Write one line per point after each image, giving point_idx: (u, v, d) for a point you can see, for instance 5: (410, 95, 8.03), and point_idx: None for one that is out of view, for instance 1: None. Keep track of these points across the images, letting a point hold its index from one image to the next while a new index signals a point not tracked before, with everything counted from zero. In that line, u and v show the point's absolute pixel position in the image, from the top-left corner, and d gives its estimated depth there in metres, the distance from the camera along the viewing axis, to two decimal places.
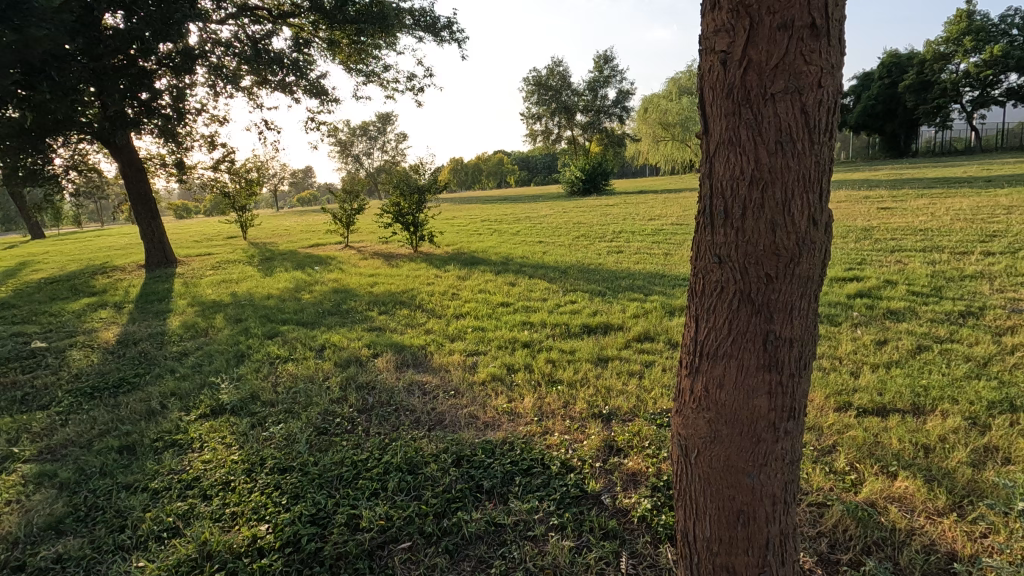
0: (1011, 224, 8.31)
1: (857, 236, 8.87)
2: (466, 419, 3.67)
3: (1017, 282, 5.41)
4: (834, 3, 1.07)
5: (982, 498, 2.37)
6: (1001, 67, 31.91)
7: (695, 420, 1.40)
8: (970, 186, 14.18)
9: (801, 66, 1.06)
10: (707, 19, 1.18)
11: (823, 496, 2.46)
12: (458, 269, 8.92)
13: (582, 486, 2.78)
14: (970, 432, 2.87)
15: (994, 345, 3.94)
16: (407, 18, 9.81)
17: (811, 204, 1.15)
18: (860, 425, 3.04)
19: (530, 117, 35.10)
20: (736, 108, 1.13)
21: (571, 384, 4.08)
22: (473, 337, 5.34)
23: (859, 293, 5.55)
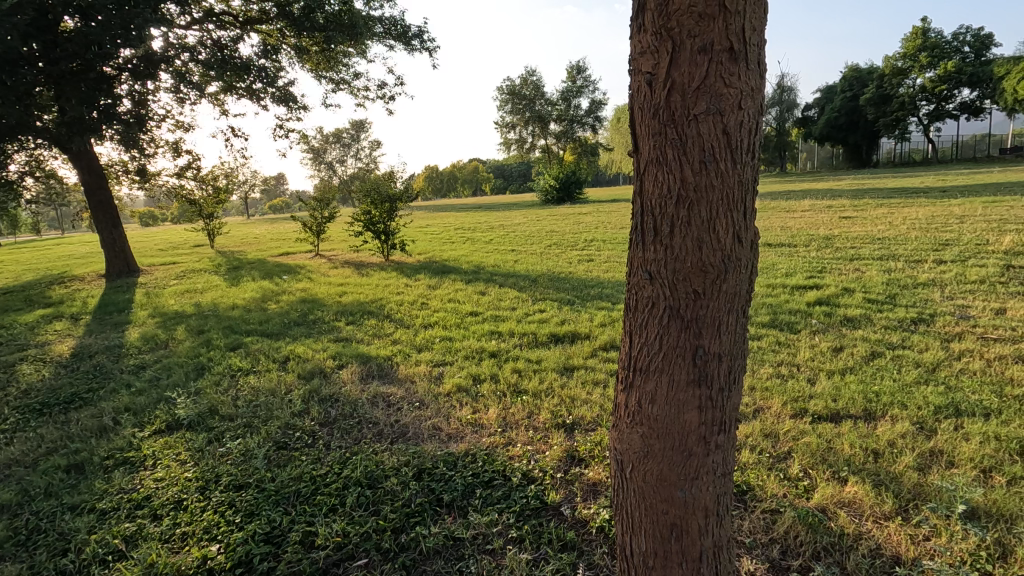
0: (962, 233, 8.68)
1: (818, 244, 9.13)
2: (430, 431, 3.64)
3: (966, 290, 5.63)
4: (752, 28, 1.11)
5: (926, 501, 2.44)
6: (954, 83, 33.61)
7: (629, 435, 1.42)
8: (925, 196, 14.75)
9: (722, 88, 1.10)
10: (635, 40, 1.21)
11: (776, 502, 2.50)
12: (429, 278, 8.86)
13: (542, 498, 2.77)
14: (917, 436, 2.96)
15: (942, 351, 4.09)
16: (378, 27, 9.77)
17: (735, 222, 1.18)
18: (814, 431, 3.11)
19: (504, 125, 35.29)
20: (663, 128, 1.15)
21: (536, 394, 4.08)
22: (440, 347, 5.30)
23: (818, 300, 5.70)
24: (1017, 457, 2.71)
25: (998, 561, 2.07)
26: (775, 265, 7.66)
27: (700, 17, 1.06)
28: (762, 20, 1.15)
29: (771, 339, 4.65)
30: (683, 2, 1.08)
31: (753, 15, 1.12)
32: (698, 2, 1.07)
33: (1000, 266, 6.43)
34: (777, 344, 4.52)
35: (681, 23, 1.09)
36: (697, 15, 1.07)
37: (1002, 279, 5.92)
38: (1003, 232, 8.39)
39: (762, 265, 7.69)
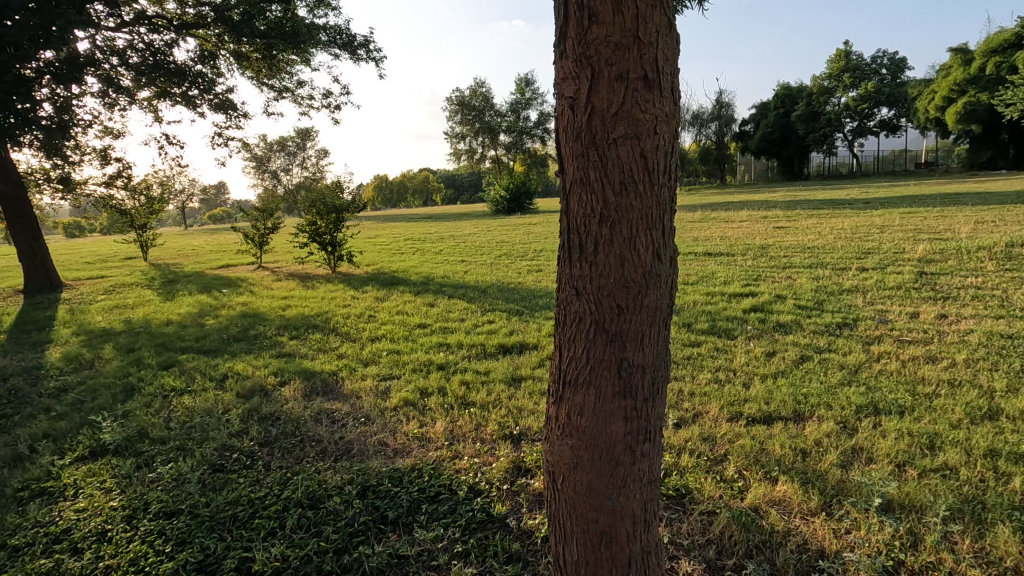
0: (882, 242, 9.34)
1: (754, 253, 9.58)
2: (375, 447, 3.57)
3: (884, 295, 6.04)
4: (665, 58, 1.18)
5: (848, 496, 2.60)
6: (874, 102, 36.37)
7: (560, 447, 1.46)
8: (851, 207, 15.75)
9: (638, 114, 1.16)
10: (557, 66, 1.26)
11: (713, 504, 2.60)
12: (377, 290, 8.73)
13: (488, 511, 2.77)
14: (841, 435, 3.15)
15: (863, 353, 4.38)
16: (322, 35, 9.61)
17: (655, 240, 1.24)
18: (748, 433, 3.25)
19: (454, 136, 35.28)
20: (584, 150, 1.21)
21: (484, 406, 4.08)
22: (387, 360, 5.22)
23: (753, 308, 5.98)
24: (927, 451, 2.92)
25: (910, 549, 2.22)
26: (714, 274, 7.99)
27: (616, 47, 1.12)
28: (674, 49, 1.23)
29: (710, 346, 4.83)
30: (600, 31, 1.14)
31: (665, 45, 1.19)
32: (614, 33, 1.13)
33: (914, 273, 6.94)
34: (716, 350, 4.71)
35: (599, 51, 1.15)
36: (613, 45, 1.13)
37: (916, 284, 6.40)
38: (917, 241, 9.08)
39: (702, 274, 7.99)
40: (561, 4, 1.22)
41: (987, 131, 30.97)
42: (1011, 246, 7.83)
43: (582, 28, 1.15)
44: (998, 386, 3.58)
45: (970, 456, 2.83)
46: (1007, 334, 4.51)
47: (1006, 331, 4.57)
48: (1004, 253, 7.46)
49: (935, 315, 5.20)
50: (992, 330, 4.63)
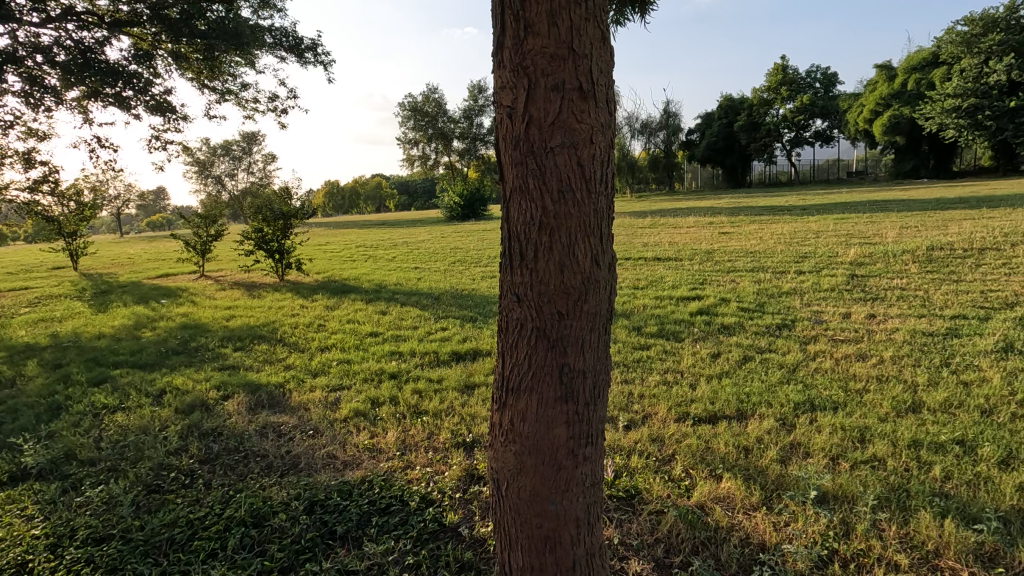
0: (818, 246, 9.85)
1: (701, 258, 9.92)
2: (324, 460, 3.48)
3: (819, 297, 6.37)
4: (599, 70, 1.22)
5: (786, 490, 2.71)
6: (809, 114, 38.44)
7: (504, 453, 1.47)
8: (789, 213, 16.55)
9: (574, 124, 1.19)
10: (496, 75, 1.27)
11: (661, 504, 2.66)
12: (327, 299, 8.51)
13: (440, 520, 2.74)
14: (780, 432, 3.29)
15: (801, 352, 4.60)
16: (267, 36, 9.35)
17: (593, 247, 1.27)
18: (695, 432, 3.35)
19: (407, 142, 34.97)
20: (523, 159, 1.22)
21: (436, 414, 4.04)
22: (338, 370, 5.10)
23: (700, 310, 6.19)
24: (857, 443, 3.09)
25: (843, 538, 2.34)
26: (663, 278, 8.22)
27: (552, 57, 1.15)
28: (609, 62, 1.26)
29: (659, 349, 4.96)
30: (536, 42, 1.16)
31: (600, 57, 1.23)
32: (549, 44, 1.15)
33: (846, 275, 7.35)
34: (664, 353, 4.85)
35: (535, 63, 1.17)
36: (548, 56, 1.16)
37: (848, 286, 6.79)
38: (848, 246, 9.64)
39: (651, 279, 8.20)
40: (499, 14, 1.24)
41: (910, 142, 33.23)
42: (931, 249, 8.43)
43: (519, 38, 1.18)
44: (920, 380, 3.83)
45: (896, 447, 3.01)
46: (928, 332, 4.84)
47: (928, 329, 4.90)
48: (925, 256, 8.02)
49: (864, 315, 5.54)
50: (915, 328, 4.95)
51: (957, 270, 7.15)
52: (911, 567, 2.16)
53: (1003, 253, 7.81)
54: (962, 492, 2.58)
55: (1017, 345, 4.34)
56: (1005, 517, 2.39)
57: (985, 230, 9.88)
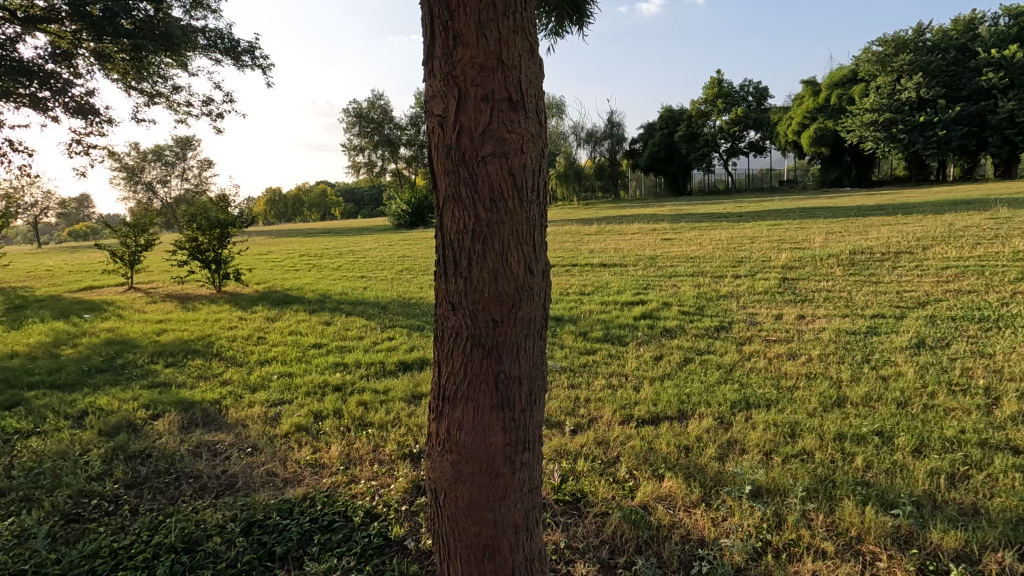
0: (753, 251, 10.36)
1: (644, 264, 10.21)
2: (263, 478, 3.34)
3: (754, 300, 6.67)
4: (529, 81, 1.24)
5: (724, 486, 2.82)
6: (743, 125, 40.44)
7: (442, 463, 1.47)
8: (727, 220, 17.32)
9: (505, 134, 1.20)
10: (427, 85, 1.28)
11: (606, 506, 2.70)
12: (268, 310, 8.20)
13: (385, 534, 2.69)
14: (718, 430, 3.41)
15: (737, 353, 4.81)
16: (200, 38, 8.98)
17: (527, 255, 1.28)
18: (638, 434, 3.43)
19: (352, 148, 34.29)
20: (455, 168, 1.23)
21: (382, 426, 3.96)
22: (278, 384, 4.91)
23: (643, 314, 6.36)
24: (788, 438, 3.26)
25: (776, 530, 2.45)
26: (608, 284, 8.40)
27: (481, 68, 1.17)
28: (539, 74, 1.29)
29: (605, 353, 5.05)
30: (465, 53, 1.17)
31: (529, 70, 1.26)
32: (479, 55, 1.17)
33: (778, 279, 7.76)
34: (609, 357, 4.95)
35: (465, 73, 1.19)
36: (478, 66, 1.17)
37: (780, 289, 7.16)
38: (780, 251, 10.15)
39: (597, 285, 8.36)
40: (429, 23, 1.25)
41: (835, 153, 35.49)
42: (853, 253, 9.02)
43: (448, 49, 1.19)
44: (844, 376, 4.09)
45: (823, 441, 3.18)
46: (851, 331, 5.17)
47: (851, 328, 5.23)
48: (848, 260, 8.56)
49: (794, 316, 5.86)
50: (840, 328, 5.27)
51: (876, 272, 7.68)
52: (837, 554, 2.29)
53: (916, 256, 8.44)
54: (881, 479, 2.76)
55: (928, 341, 4.70)
56: (917, 501, 2.57)
57: (899, 235, 10.68)
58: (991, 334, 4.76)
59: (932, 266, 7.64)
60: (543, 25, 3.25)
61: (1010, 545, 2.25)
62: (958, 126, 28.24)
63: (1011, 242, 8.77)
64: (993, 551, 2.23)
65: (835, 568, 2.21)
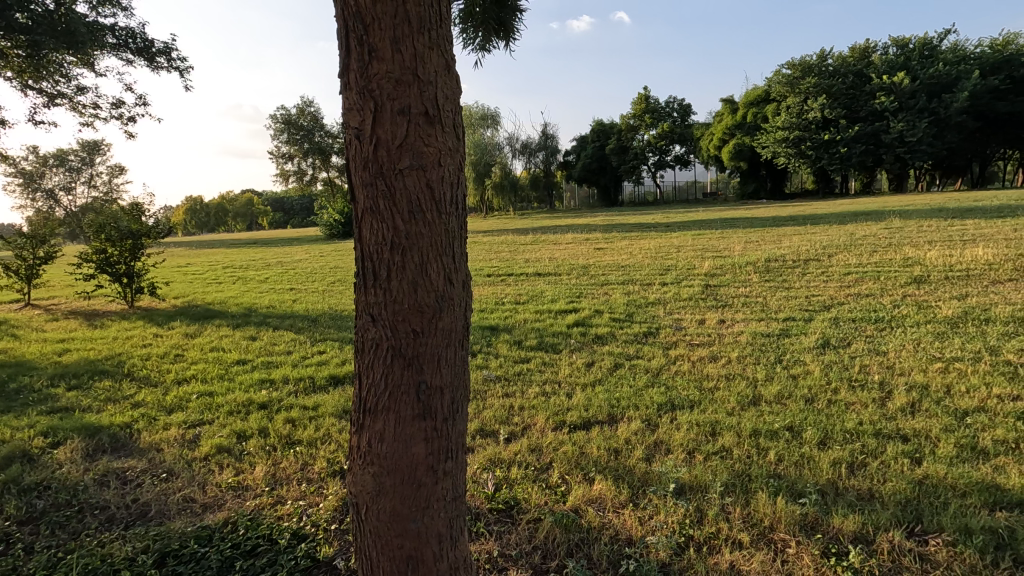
0: (678, 260, 10.87)
1: (578, 272, 10.47)
2: (179, 505, 3.13)
3: (679, 306, 6.99)
4: (445, 97, 1.27)
5: (650, 485, 2.93)
6: (669, 139, 42.46)
7: (363, 476, 1.47)
8: (656, 229, 18.11)
9: (422, 147, 1.23)
10: (344, 97, 1.28)
11: (539, 512, 2.74)
12: (187, 326, 7.72)
13: (313, 555, 2.59)
14: (645, 432, 3.55)
15: (664, 357, 5.03)
16: (109, 36, 8.41)
17: (445, 266, 1.31)
18: (571, 440, 3.51)
19: (280, 156, 33.03)
20: (373, 179, 1.24)
21: (311, 443, 3.83)
22: (197, 404, 4.63)
23: (576, 322, 6.52)
24: (709, 437, 3.43)
25: (697, 525, 2.57)
26: (543, 293, 8.55)
27: (397, 83, 1.18)
28: (456, 90, 1.33)
29: (539, 361, 5.13)
30: (381, 67, 1.19)
31: (445, 85, 1.29)
32: (394, 69, 1.19)
33: (701, 285, 8.18)
34: (543, 365, 5.03)
35: (381, 86, 1.20)
36: (393, 81, 1.19)
37: (703, 295, 7.55)
38: (703, 259, 10.69)
39: (532, 294, 8.48)
40: (343, 36, 1.25)
41: (752, 167, 37.92)
42: (768, 261, 9.66)
43: (364, 63, 1.20)
44: (759, 376, 4.37)
45: (740, 438, 3.38)
46: (766, 334, 5.52)
47: (765, 331, 5.61)
48: (764, 268, 9.14)
49: (715, 321, 6.19)
50: (756, 331, 5.62)
51: (788, 278, 8.25)
52: (752, 544, 2.44)
53: (823, 263, 9.16)
54: (790, 471, 2.97)
55: (832, 341, 5.10)
56: (822, 489, 2.79)
57: (808, 244, 11.51)
58: (885, 333, 5.24)
59: (836, 272, 8.30)
60: (471, 39, 3.30)
61: (899, 524, 2.48)
62: (857, 144, 30.94)
63: (903, 249, 9.67)
64: (885, 531, 2.44)
65: (751, 558, 2.34)
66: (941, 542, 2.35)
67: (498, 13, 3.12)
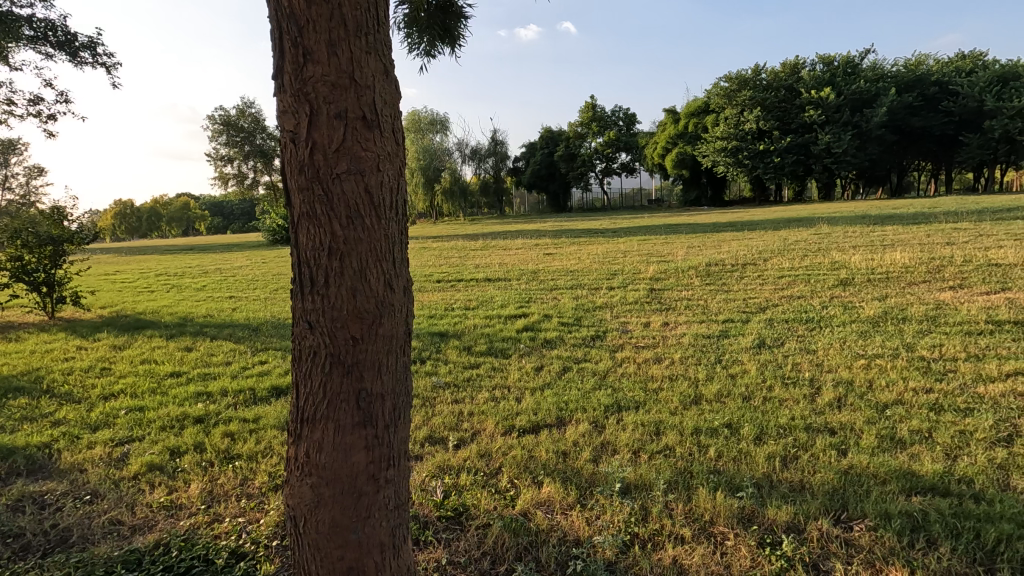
0: (625, 264, 11.15)
1: (527, 277, 10.56)
2: (105, 528, 2.93)
3: (625, 310, 7.16)
4: (384, 102, 1.27)
5: (597, 486, 2.99)
6: (615, 147, 43.58)
7: (301, 487, 1.43)
8: (603, 235, 18.53)
9: (360, 151, 1.22)
10: (278, 100, 1.26)
11: (487, 517, 2.74)
12: (115, 337, 7.26)
13: (253, 573, 2.48)
14: (593, 433, 3.61)
15: (610, 359, 5.14)
16: (25, 28, 7.85)
17: (385, 271, 1.30)
18: (519, 444, 3.52)
19: (218, 158, 31.60)
20: (309, 184, 1.22)
21: (251, 457, 3.68)
22: (126, 421, 4.35)
23: (526, 327, 6.57)
24: (653, 436, 3.53)
25: (642, 522, 2.64)
26: (493, 298, 8.58)
27: (333, 86, 1.17)
28: (395, 95, 1.32)
29: (488, 366, 5.13)
30: (317, 70, 1.18)
31: (384, 89, 1.28)
32: (330, 73, 1.18)
33: (646, 290, 8.42)
34: (492, 370, 5.04)
35: (317, 90, 1.19)
36: (330, 84, 1.18)
37: (648, 299, 7.78)
38: (648, 264, 11.03)
39: (482, 299, 8.49)
40: (277, 37, 1.23)
41: (694, 175, 39.43)
42: (709, 265, 10.07)
43: (299, 65, 1.18)
44: (700, 376, 4.54)
45: (682, 436, 3.50)
46: (707, 335, 5.75)
47: (706, 332, 5.83)
48: (705, 272, 9.50)
49: (659, 323, 6.39)
50: (697, 333, 5.83)
51: (727, 282, 8.62)
52: (692, 538, 2.52)
53: (759, 267, 9.62)
54: (728, 467, 3.09)
55: (767, 341, 5.37)
56: (758, 483, 2.92)
57: (746, 249, 12.05)
58: (814, 333, 5.56)
59: (771, 276, 8.73)
60: (415, 44, 3.29)
61: (827, 512, 2.63)
62: (789, 155, 32.74)
63: (830, 254, 10.30)
64: (814, 519, 2.58)
65: (692, 551, 2.42)
66: (864, 528, 2.51)
67: (443, 19, 3.13)
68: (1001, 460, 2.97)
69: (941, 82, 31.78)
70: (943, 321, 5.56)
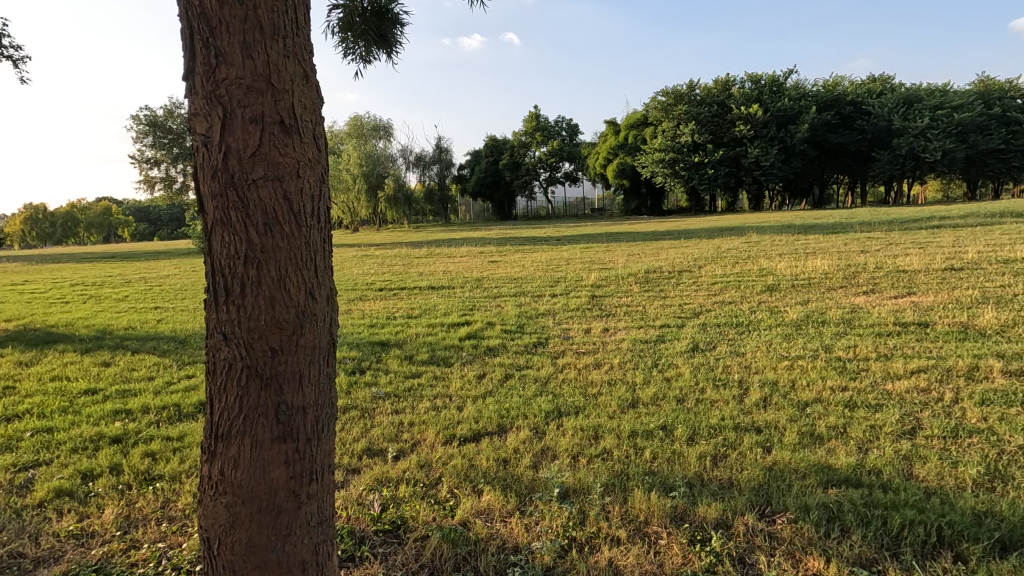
0: (567, 272, 11.34)
1: (471, 285, 10.53)
2: (3, 562, 2.67)
3: (567, 317, 7.27)
4: (304, 106, 1.24)
5: (536, 492, 3.01)
6: (559, 156, 44.35)
7: (215, 507, 1.37)
8: (547, 243, 18.80)
9: (277, 157, 1.19)
10: (190, 102, 1.21)
11: (426, 528, 2.70)
12: (21, 353, 6.66)
13: None
14: (533, 440, 3.63)
15: (552, 366, 5.20)
16: None
17: (306, 279, 1.27)
18: (460, 453, 3.50)
19: (142, 160, 29.71)
20: (223, 189, 1.18)
21: (174, 477, 3.47)
22: (31, 444, 3.99)
23: (468, 335, 6.54)
24: (592, 440, 3.59)
25: (579, 526, 2.68)
26: (436, 306, 8.49)
27: (248, 89, 1.14)
28: (315, 99, 1.30)
29: (430, 376, 5.07)
30: (230, 72, 1.15)
31: (303, 94, 1.26)
32: (245, 76, 1.15)
33: (588, 296, 8.58)
34: (434, 379, 4.98)
35: (231, 93, 1.16)
36: (245, 87, 1.15)
37: (589, 306, 7.93)
38: (590, 271, 11.25)
39: (424, 308, 8.39)
40: (189, 37, 1.19)
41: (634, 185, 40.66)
42: (647, 273, 10.39)
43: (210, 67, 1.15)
44: (638, 380, 4.66)
45: (620, 439, 3.58)
46: (644, 340, 5.92)
47: (645, 338, 6.00)
48: (644, 279, 9.79)
49: (600, 330, 6.52)
50: (636, 338, 5.99)
51: (664, 289, 8.91)
52: (628, 539, 2.58)
53: (694, 274, 10.02)
54: (663, 467, 3.19)
55: (700, 345, 5.59)
56: (689, 482, 3.03)
57: (682, 257, 12.51)
58: (744, 336, 5.84)
59: (705, 282, 9.11)
60: (350, 49, 3.23)
61: (753, 507, 2.76)
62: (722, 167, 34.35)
63: (758, 261, 10.88)
64: (741, 514, 2.70)
65: (627, 552, 2.48)
66: (786, 520, 2.65)
67: (378, 26, 3.10)
68: (906, 451, 3.21)
69: (856, 102, 34.32)
70: (858, 324, 5.97)
